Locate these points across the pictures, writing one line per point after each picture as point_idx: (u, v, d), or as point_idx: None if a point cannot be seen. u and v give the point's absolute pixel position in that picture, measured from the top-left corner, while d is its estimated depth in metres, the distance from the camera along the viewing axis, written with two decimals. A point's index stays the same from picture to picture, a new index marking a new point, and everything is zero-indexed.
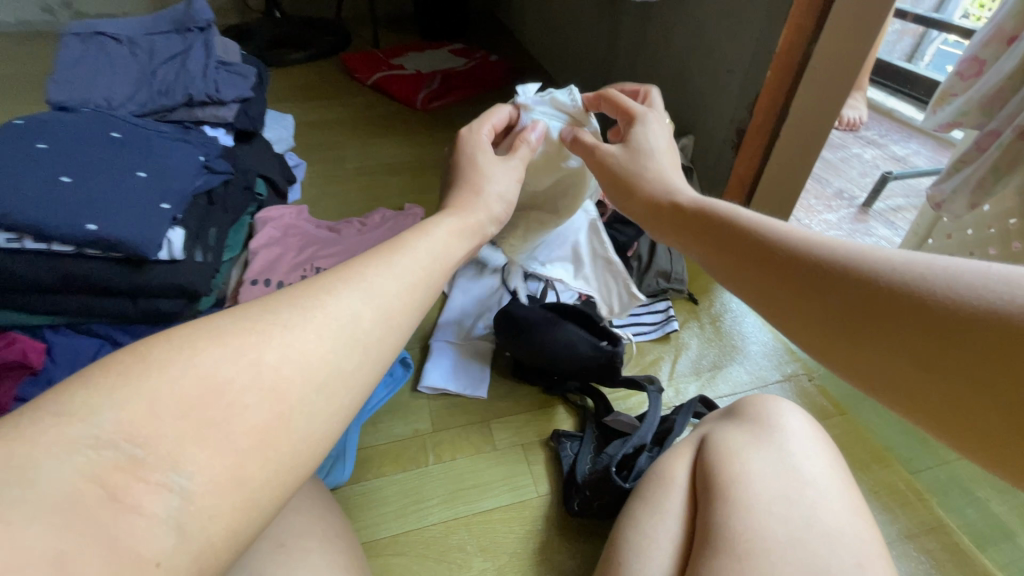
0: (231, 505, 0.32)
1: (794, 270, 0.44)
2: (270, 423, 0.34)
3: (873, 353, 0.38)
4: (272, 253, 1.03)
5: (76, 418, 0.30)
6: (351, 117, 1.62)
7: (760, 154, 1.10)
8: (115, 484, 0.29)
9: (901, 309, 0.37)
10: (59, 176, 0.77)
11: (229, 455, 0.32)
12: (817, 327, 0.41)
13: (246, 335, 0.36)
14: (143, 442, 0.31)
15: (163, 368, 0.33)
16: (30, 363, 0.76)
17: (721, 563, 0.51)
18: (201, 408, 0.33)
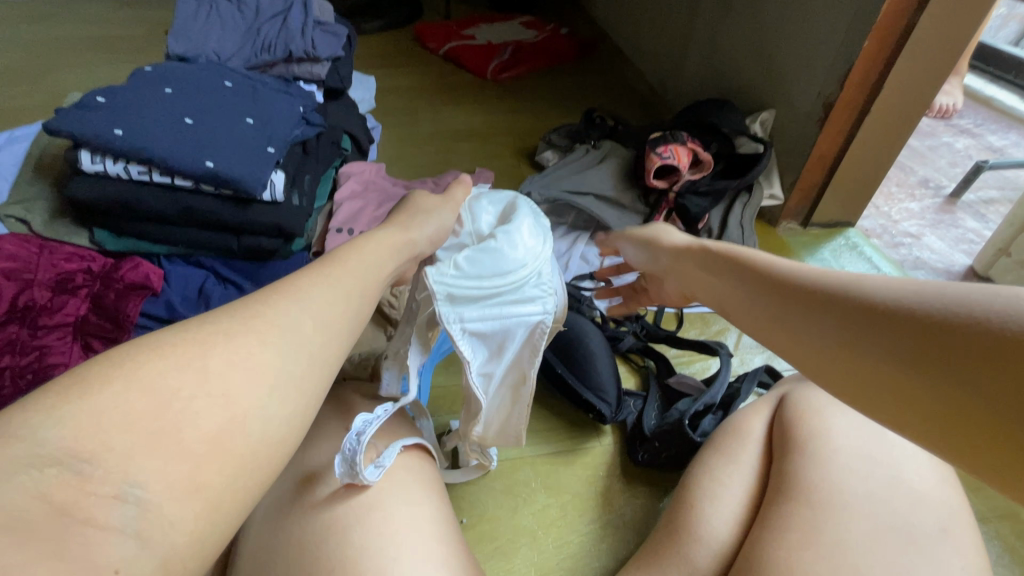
0: (191, 511, 0.33)
1: (789, 296, 0.45)
2: (222, 430, 0.35)
3: (858, 368, 0.38)
4: (355, 205, 1.09)
5: (15, 439, 0.30)
6: (427, 83, 1.67)
7: (852, 121, 1.06)
8: (64, 500, 0.30)
9: (890, 326, 0.37)
10: (183, 118, 0.85)
11: (184, 461, 0.33)
12: (801, 353, 0.43)
13: (184, 347, 0.36)
14: (89, 456, 0.31)
15: (103, 384, 0.33)
16: (151, 284, 0.84)
17: (794, 507, 0.56)
18: (146, 421, 0.33)
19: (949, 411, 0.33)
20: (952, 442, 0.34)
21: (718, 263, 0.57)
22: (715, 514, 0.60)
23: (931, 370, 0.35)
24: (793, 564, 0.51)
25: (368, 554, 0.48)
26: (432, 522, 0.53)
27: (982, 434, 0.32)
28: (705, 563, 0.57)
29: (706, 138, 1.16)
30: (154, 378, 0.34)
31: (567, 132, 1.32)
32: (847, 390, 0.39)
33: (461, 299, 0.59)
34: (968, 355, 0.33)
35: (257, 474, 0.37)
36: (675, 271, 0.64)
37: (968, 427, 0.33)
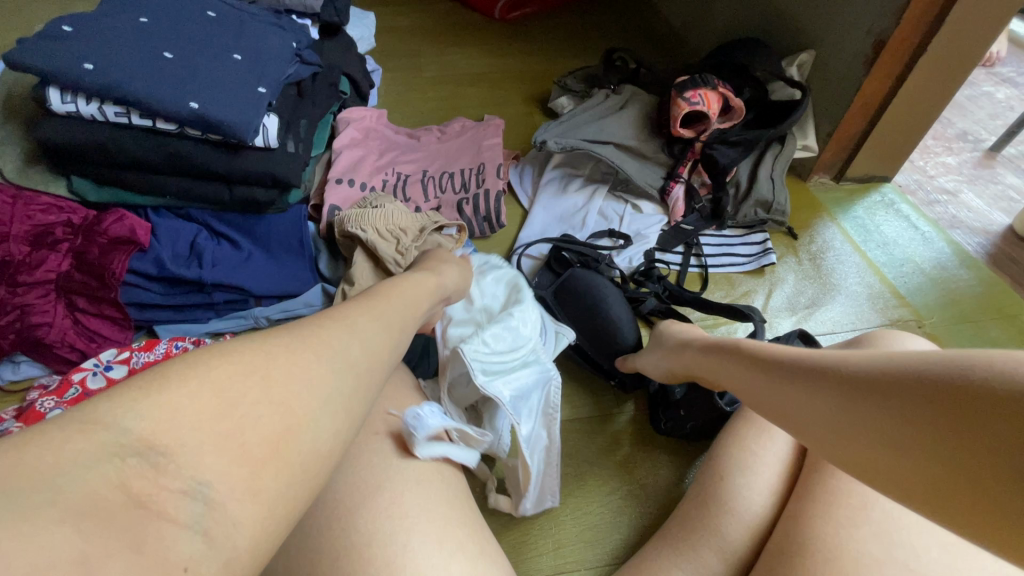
0: (258, 513, 0.31)
1: (786, 379, 0.46)
2: (283, 433, 0.33)
3: (856, 441, 0.37)
4: (355, 154, 1.01)
5: (101, 424, 0.28)
6: (430, 22, 1.53)
7: (903, 65, 0.96)
8: (140, 491, 0.28)
9: (875, 400, 0.36)
10: (162, 52, 0.77)
11: (245, 463, 0.31)
12: (806, 435, 0.42)
13: (258, 352, 0.35)
14: (165, 447, 0.29)
15: (184, 380, 0.32)
16: (138, 239, 0.77)
17: (840, 483, 0.51)
18: (225, 419, 0.31)
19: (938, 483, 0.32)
20: (951, 515, 0.32)
21: (720, 363, 0.57)
22: (748, 487, 0.56)
23: (916, 444, 0.33)
24: (843, 544, 0.47)
25: (378, 541, 0.44)
26: (446, 505, 0.49)
27: (973, 502, 0.30)
28: (738, 538, 0.53)
29: (738, 82, 1.06)
30: (224, 383, 0.33)
31: (584, 76, 1.21)
32: (852, 469, 0.38)
33: (495, 371, 0.63)
34: (926, 420, 0.33)
35: (298, 469, 0.33)
36: (683, 374, 0.65)
37: (959, 497, 0.31)
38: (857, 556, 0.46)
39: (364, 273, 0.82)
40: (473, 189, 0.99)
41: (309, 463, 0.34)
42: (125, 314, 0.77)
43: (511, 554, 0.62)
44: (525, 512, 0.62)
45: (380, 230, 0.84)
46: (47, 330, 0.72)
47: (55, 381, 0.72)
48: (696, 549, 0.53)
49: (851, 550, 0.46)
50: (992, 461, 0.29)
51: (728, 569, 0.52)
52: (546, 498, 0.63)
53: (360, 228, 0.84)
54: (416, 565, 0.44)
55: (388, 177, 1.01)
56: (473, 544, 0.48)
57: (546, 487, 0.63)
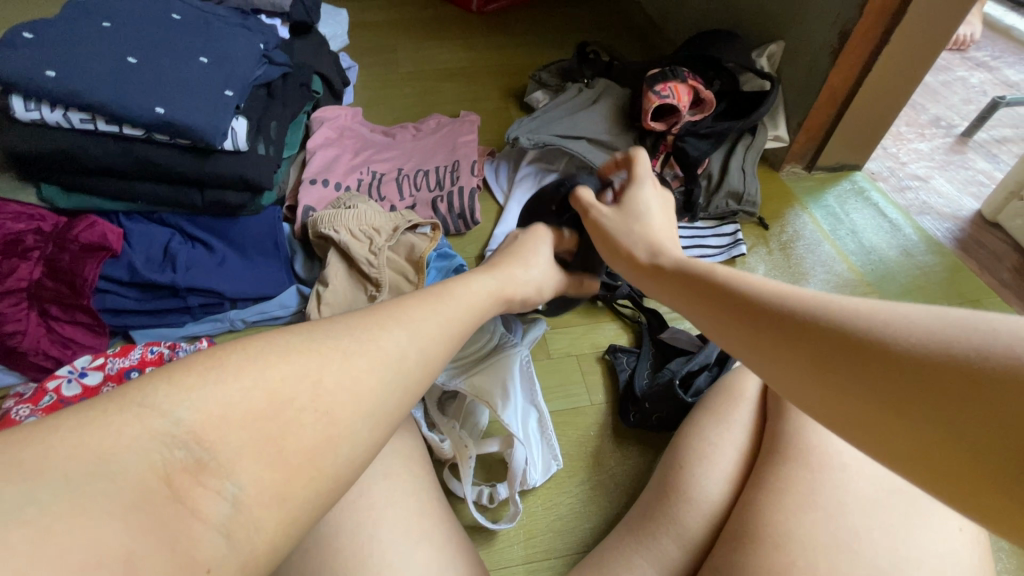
0: (278, 518, 0.33)
1: (768, 319, 0.42)
2: (319, 445, 0.35)
3: (838, 394, 0.35)
4: (329, 154, 1.01)
5: (156, 411, 0.32)
6: (406, 16, 1.53)
7: (867, 55, 0.97)
8: (181, 484, 0.31)
9: (874, 358, 0.34)
10: (126, 57, 0.77)
11: (280, 468, 0.34)
12: (784, 373, 0.40)
13: (313, 355, 0.38)
14: (209, 444, 0.33)
15: (235, 378, 0.35)
16: (111, 245, 0.78)
17: (790, 469, 0.54)
18: (261, 421, 0.34)
19: (931, 447, 0.31)
20: (929, 477, 0.31)
21: (695, 293, 0.52)
22: (705, 474, 0.58)
23: (906, 411, 0.32)
24: (792, 528, 0.49)
25: (346, 531, 0.46)
26: (415, 497, 0.51)
27: (963, 471, 0.29)
28: (695, 525, 0.55)
29: (709, 74, 1.06)
30: (279, 384, 0.36)
31: (558, 69, 1.22)
32: (829, 420, 0.37)
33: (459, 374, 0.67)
34: (932, 387, 0.31)
35: (315, 481, 0.35)
36: (649, 281, 0.61)
37: (948, 463, 0.30)
38: (802, 539, 0.49)
39: (338, 273, 0.83)
40: (448, 187, 1.00)
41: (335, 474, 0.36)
42: (97, 319, 0.77)
43: (478, 543, 0.64)
44: (533, 483, 0.66)
45: (353, 231, 0.85)
46: (21, 338, 0.73)
47: (31, 389, 0.71)
48: (655, 535, 0.55)
49: (799, 533, 0.49)
50: (986, 433, 0.28)
51: (685, 556, 0.54)
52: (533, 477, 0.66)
53: (333, 230, 0.84)
54: (380, 552, 0.46)
55: (363, 176, 1.01)
56: (438, 531, 0.49)
57: (532, 468, 0.66)
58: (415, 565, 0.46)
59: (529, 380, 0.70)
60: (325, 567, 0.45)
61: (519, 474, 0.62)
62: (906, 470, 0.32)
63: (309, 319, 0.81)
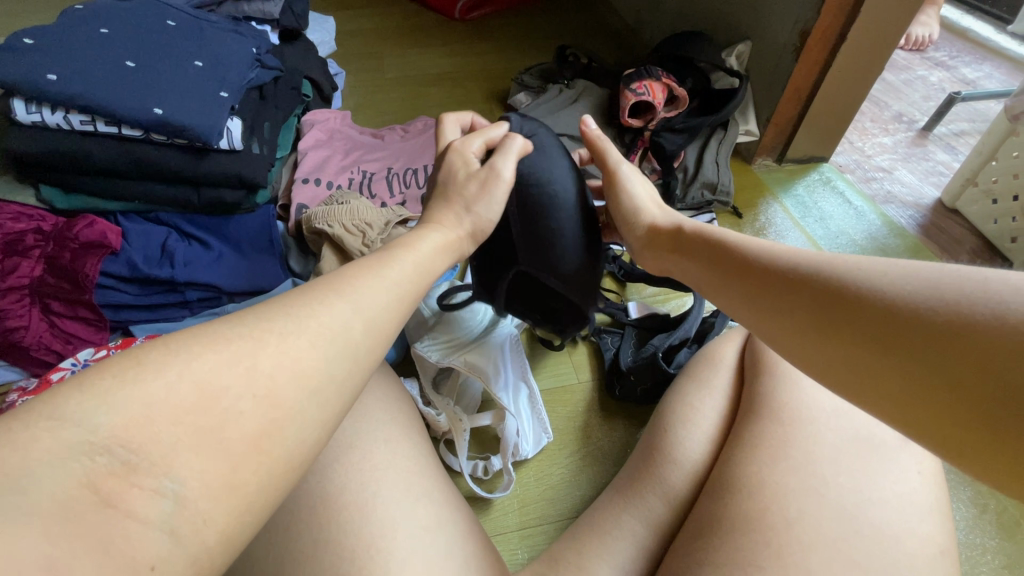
0: (225, 512, 0.31)
1: (774, 277, 0.47)
2: (264, 428, 0.33)
3: (832, 340, 0.40)
4: (320, 155, 1.05)
5: (68, 423, 0.29)
6: (392, 25, 1.57)
7: (828, 51, 1.03)
8: (109, 490, 0.28)
9: (866, 309, 0.39)
10: (124, 61, 0.80)
11: (222, 458, 0.31)
12: (787, 324, 0.44)
13: (243, 341, 0.35)
14: (137, 447, 0.29)
15: (160, 371, 0.32)
16: (110, 243, 0.80)
17: (765, 426, 0.58)
18: (194, 413, 0.31)
19: (909, 384, 0.35)
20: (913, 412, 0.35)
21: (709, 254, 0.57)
22: (689, 436, 0.62)
23: (890, 355, 0.37)
24: (765, 478, 0.54)
25: (350, 489, 0.49)
26: (412, 459, 0.54)
27: (945, 405, 0.34)
28: (680, 483, 0.60)
29: (682, 73, 1.12)
30: (208, 376, 0.32)
31: (539, 71, 1.28)
32: (828, 365, 0.41)
33: (451, 352, 0.71)
34: (915, 333, 0.35)
35: (282, 458, 0.34)
36: (659, 248, 0.65)
37: (934, 399, 0.34)
38: (775, 488, 0.53)
39: (332, 264, 0.86)
40: None
41: (318, 434, 0.36)
42: (100, 316, 0.79)
43: (477, 512, 0.67)
44: (526, 454, 0.70)
45: (347, 225, 0.87)
46: (24, 333, 0.75)
47: (35, 382, 0.74)
48: (642, 493, 0.59)
49: (771, 483, 0.53)
50: (952, 373, 0.33)
51: (670, 512, 0.58)
52: (526, 450, 0.70)
53: (326, 224, 0.88)
54: (382, 507, 0.49)
55: (354, 176, 1.05)
56: (441, 492, 0.53)
57: (525, 441, 0.70)
58: (415, 518, 0.49)
59: (517, 356, 0.74)
60: (327, 521, 0.48)
61: (510, 445, 0.66)
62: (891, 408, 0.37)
63: None
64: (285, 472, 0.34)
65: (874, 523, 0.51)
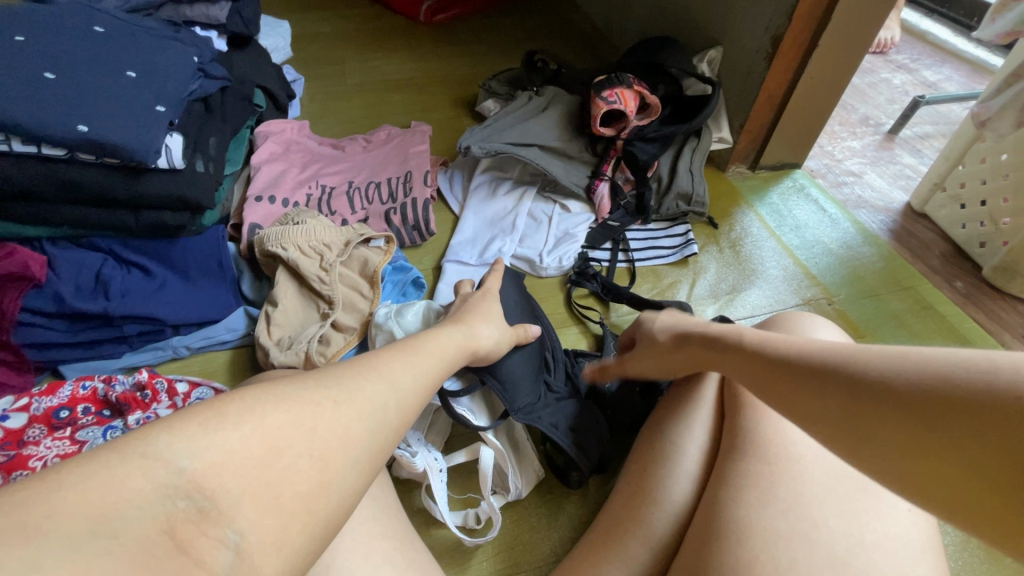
0: (281, 566, 0.30)
1: (787, 371, 0.43)
2: (317, 485, 0.32)
3: (866, 439, 0.36)
4: (275, 169, 0.98)
5: (159, 461, 0.29)
6: (354, 28, 1.50)
7: (798, 58, 1.02)
8: (184, 536, 0.28)
9: (892, 402, 0.35)
10: (42, 73, 0.71)
11: (279, 512, 0.30)
12: (810, 423, 0.40)
13: (310, 405, 0.35)
14: (211, 492, 0.29)
15: (240, 424, 0.32)
16: (32, 274, 0.72)
17: (749, 464, 0.55)
18: (264, 466, 0.31)
19: (965, 484, 0.31)
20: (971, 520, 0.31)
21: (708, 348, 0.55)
22: (671, 477, 0.59)
23: (938, 453, 0.32)
24: (754, 523, 0.50)
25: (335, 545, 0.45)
26: (371, 520, 0.48)
27: (1002, 511, 0.29)
28: (662, 526, 0.56)
29: (653, 80, 1.10)
30: (277, 432, 0.32)
31: (507, 78, 1.23)
32: (862, 463, 0.37)
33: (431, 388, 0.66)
34: (954, 429, 0.31)
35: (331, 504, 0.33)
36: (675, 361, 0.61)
37: (997, 501, 0.30)
38: (764, 533, 0.50)
39: (288, 292, 0.80)
40: (401, 199, 0.98)
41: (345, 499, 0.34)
42: (21, 357, 0.72)
43: (439, 556, 0.63)
44: (516, 492, 0.66)
45: (302, 247, 0.81)
46: None
47: None
48: (623, 541, 0.55)
49: (759, 527, 0.50)
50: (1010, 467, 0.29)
51: (654, 557, 0.55)
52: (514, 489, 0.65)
53: (281, 247, 0.81)
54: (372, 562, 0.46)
55: (312, 191, 0.98)
56: (399, 553, 0.48)
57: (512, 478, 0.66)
58: None
59: (489, 394, 0.71)
60: None
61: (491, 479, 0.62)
62: (945, 513, 0.33)
63: (258, 342, 0.77)
64: (317, 537, 0.32)
65: (868, 567, 0.48)
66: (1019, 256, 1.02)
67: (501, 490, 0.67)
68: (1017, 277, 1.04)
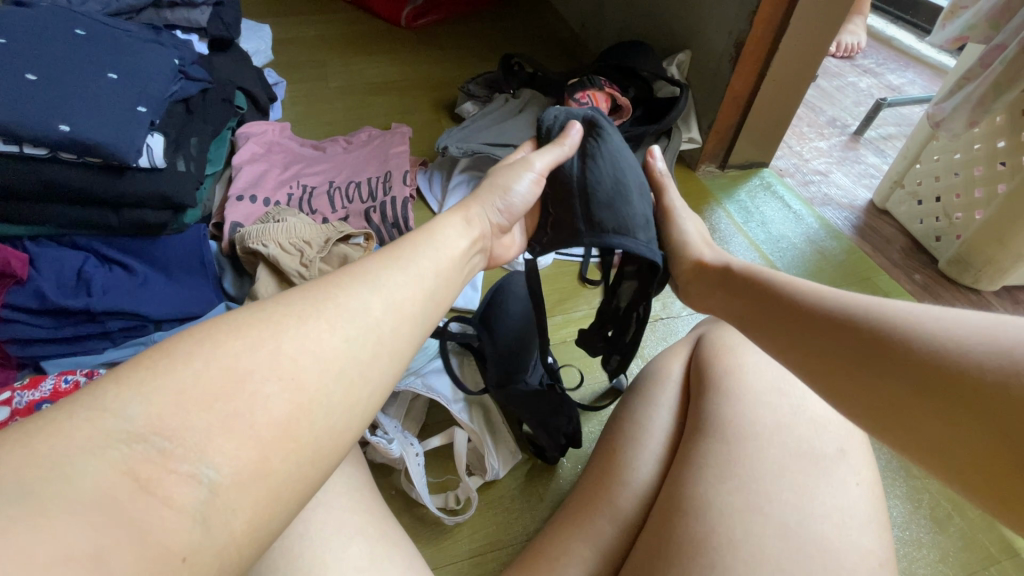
0: (251, 499, 0.31)
1: (809, 322, 0.48)
2: (294, 413, 0.34)
3: (868, 390, 0.41)
4: (256, 169, 1.00)
5: (108, 412, 0.30)
6: (336, 33, 1.53)
7: (761, 63, 1.07)
8: (148, 476, 0.29)
9: (901, 361, 0.40)
10: (23, 74, 0.73)
11: (252, 446, 0.32)
12: (824, 370, 0.45)
13: (267, 328, 0.36)
14: (171, 434, 0.30)
15: (188, 362, 0.33)
16: (14, 271, 0.73)
17: (709, 444, 0.58)
18: (222, 400, 0.32)
19: (943, 434, 0.37)
20: (944, 465, 0.37)
21: (731, 296, 0.59)
22: (637, 457, 0.62)
23: (926, 411, 0.38)
24: (711, 498, 0.54)
25: (309, 518, 0.47)
26: (345, 495, 0.51)
27: (959, 456, 0.36)
28: (629, 504, 0.59)
29: (626, 82, 1.14)
30: (233, 362, 0.34)
31: (486, 81, 1.27)
32: (859, 410, 0.42)
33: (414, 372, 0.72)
34: (947, 390, 0.37)
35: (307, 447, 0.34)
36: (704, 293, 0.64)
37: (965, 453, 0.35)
38: (720, 508, 0.53)
39: (268, 288, 0.82)
40: (381, 198, 1.00)
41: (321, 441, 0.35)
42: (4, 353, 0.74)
43: (416, 536, 0.65)
44: (496, 472, 0.68)
45: (283, 245, 0.83)
46: None
47: None
48: (592, 518, 0.58)
49: (715, 502, 0.53)
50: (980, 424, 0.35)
51: (621, 534, 0.58)
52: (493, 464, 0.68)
53: (261, 244, 0.83)
54: (342, 532, 0.48)
55: (293, 191, 1.00)
56: (370, 527, 0.50)
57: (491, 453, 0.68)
58: (348, 560, 0.47)
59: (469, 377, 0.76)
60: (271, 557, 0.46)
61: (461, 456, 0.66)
62: (913, 456, 0.39)
63: None
64: (291, 475, 0.33)
65: (814, 534, 0.52)
66: (970, 249, 1.08)
67: (479, 471, 0.69)
68: (970, 270, 1.09)
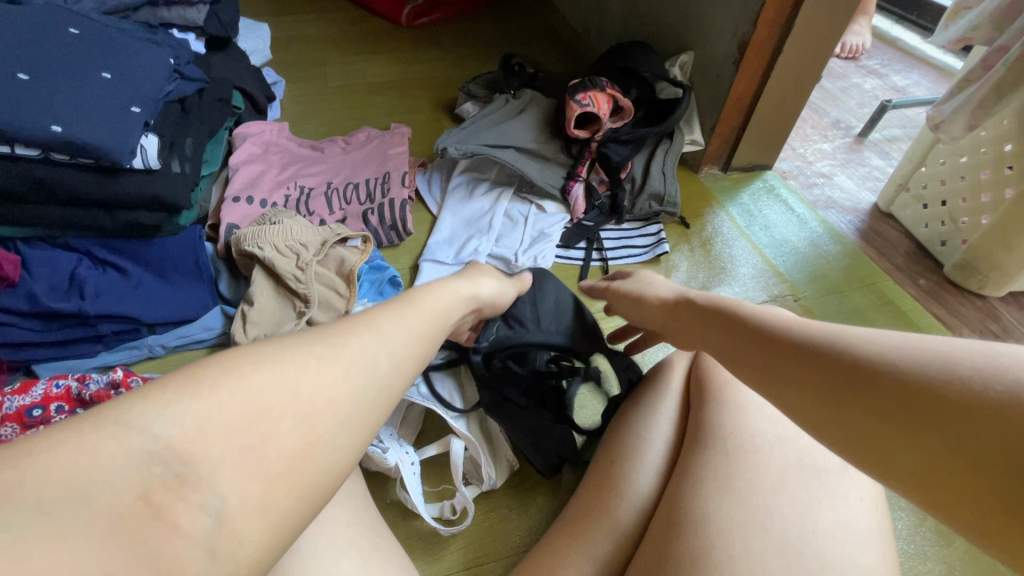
0: (257, 526, 0.32)
1: (783, 349, 0.44)
2: (300, 451, 0.34)
3: (849, 419, 0.38)
4: (253, 170, 0.99)
5: (133, 429, 0.31)
6: (336, 31, 1.51)
7: (765, 64, 1.06)
8: (161, 501, 0.30)
9: (884, 385, 0.36)
10: (14, 73, 0.72)
11: (259, 480, 0.32)
12: (801, 400, 0.41)
13: (290, 365, 0.37)
14: (189, 460, 0.31)
15: (214, 391, 0.33)
16: (7, 274, 0.73)
17: (709, 457, 0.57)
18: (241, 430, 0.33)
19: (935, 463, 0.33)
20: (938, 498, 0.33)
21: (704, 323, 0.56)
22: (635, 470, 0.61)
23: (915, 437, 0.34)
24: (711, 512, 0.53)
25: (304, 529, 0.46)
26: (339, 507, 0.50)
27: (956, 489, 0.32)
28: (627, 518, 0.58)
29: (628, 83, 1.12)
30: (257, 394, 0.34)
31: (486, 81, 1.25)
32: (842, 441, 0.38)
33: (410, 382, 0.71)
34: (936, 414, 0.34)
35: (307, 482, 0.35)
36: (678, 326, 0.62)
37: (961, 484, 0.32)
38: (721, 522, 0.52)
39: (264, 291, 0.81)
40: (379, 199, 0.99)
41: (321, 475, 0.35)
42: None
43: (410, 547, 0.64)
44: (493, 481, 0.67)
45: (279, 246, 0.82)
46: None
47: None
48: (589, 532, 0.57)
49: (715, 517, 0.52)
50: (976, 452, 0.31)
51: (615, 548, 0.56)
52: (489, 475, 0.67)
53: (257, 246, 0.82)
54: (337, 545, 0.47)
55: (290, 192, 0.99)
56: (363, 539, 0.49)
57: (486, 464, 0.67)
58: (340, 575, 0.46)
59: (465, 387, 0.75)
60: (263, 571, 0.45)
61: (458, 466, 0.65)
62: (903, 490, 0.35)
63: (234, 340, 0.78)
64: (291, 502, 0.33)
65: (819, 551, 0.50)
66: (975, 255, 1.06)
67: (476, 480, 0.69)
68: (975, 275, 1.08)
